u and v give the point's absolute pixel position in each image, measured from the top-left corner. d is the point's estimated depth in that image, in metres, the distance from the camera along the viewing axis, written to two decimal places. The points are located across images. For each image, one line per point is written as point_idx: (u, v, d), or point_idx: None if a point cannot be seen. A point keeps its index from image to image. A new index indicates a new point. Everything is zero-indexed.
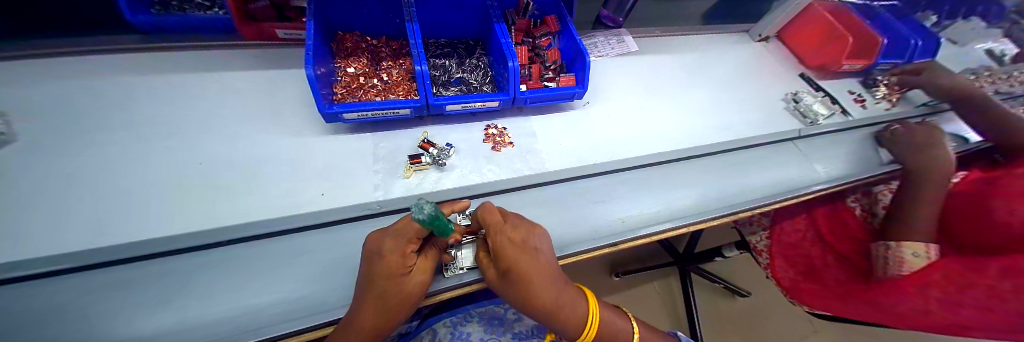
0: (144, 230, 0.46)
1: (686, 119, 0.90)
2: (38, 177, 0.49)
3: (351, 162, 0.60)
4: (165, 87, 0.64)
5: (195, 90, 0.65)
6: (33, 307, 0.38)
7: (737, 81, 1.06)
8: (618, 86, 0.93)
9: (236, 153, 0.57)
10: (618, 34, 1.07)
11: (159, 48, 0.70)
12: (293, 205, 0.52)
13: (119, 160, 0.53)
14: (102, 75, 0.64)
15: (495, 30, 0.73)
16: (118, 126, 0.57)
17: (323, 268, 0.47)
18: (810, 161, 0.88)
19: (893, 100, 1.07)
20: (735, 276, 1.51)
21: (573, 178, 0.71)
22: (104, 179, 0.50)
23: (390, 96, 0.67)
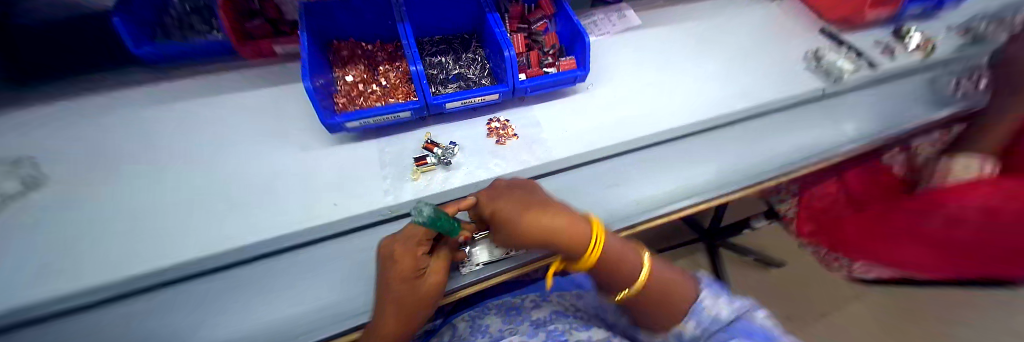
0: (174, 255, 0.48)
1: (698, 90, 0.86)
2: (75, 214, 0.52)
3: (359, 170, 0.61)
4: (178, 116, 0.67)
5: (205, 116, 0.67)
6: (84, 334, 0.41)
7: (750, 43, 1.00)
8: (622, 64, 0.89)
9: (249, 172, 0.59)
10: (618, 10, 1.03)
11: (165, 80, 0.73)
12: (307, 218, 0.54)
13: (146, 190, 0.56)
14: (121, 112, 0.67)
15: (488, 21, 0.71)
16: (140, 158, 0.60)
17: (343, 276, 0.48)
18: (837, 122, 0.82)
19: (930, 48, 0.96)
20: (767, 247, 1.46)
21: (584, 165, 0.69)
22: (135, 210, 0.53)
23: (390, 100, 0.67)
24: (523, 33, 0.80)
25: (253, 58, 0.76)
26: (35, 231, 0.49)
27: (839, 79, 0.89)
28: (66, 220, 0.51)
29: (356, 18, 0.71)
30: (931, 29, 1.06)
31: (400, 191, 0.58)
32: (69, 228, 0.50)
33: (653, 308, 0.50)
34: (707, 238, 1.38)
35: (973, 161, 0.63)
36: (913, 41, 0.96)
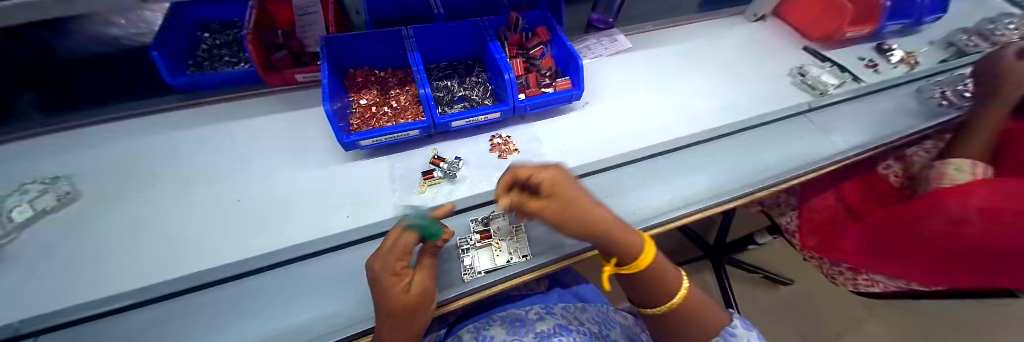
0: (198, 265, 0.52)
1: (689, 105, 0.91)
2: (108, 229, 0.56)
3: (371, 185, 0.65)
4: (204, 138, 0.72)
5: (229, 137, 0.73)
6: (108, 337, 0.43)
7: (737, 62, 1.06)
8: (615, 84, 0.95)
9: (270, 188, 0.63)
10: (611, 34, 1.10)
11: (193, 105, 0.79)
12: (323, 230, 0.57)
13: (174, 205, 0.60)
14: (152, 136, 0.72)
15: (489, 48, 0.78)
16: (168, 177, 0.65)
17: (355, 282, 0.51)
18: (826, 132, 0.86)
19: (913, 62, 1.03)
20: (775, 263, 1.44)
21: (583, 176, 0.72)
22: (163, 224, 0.57)
23: (400, 121, 0.72)
24: (522, 58, 0.86)
25: (277, 86, 0.82)
26: (71, 244, 0.53)
27: (824, 93, 0.93)
28: (99, 234, 0.55)
29: (370, 49, 0.78)
30: (910, 45, 1.12)
31: (409, 203, 0.62)
32: (102, 241, 0.54)
33: (678, 326, 0.51)
34: (714, 254, 1.38)
35: (964, 164, 0.65)
36: (896, 56, 1.03)
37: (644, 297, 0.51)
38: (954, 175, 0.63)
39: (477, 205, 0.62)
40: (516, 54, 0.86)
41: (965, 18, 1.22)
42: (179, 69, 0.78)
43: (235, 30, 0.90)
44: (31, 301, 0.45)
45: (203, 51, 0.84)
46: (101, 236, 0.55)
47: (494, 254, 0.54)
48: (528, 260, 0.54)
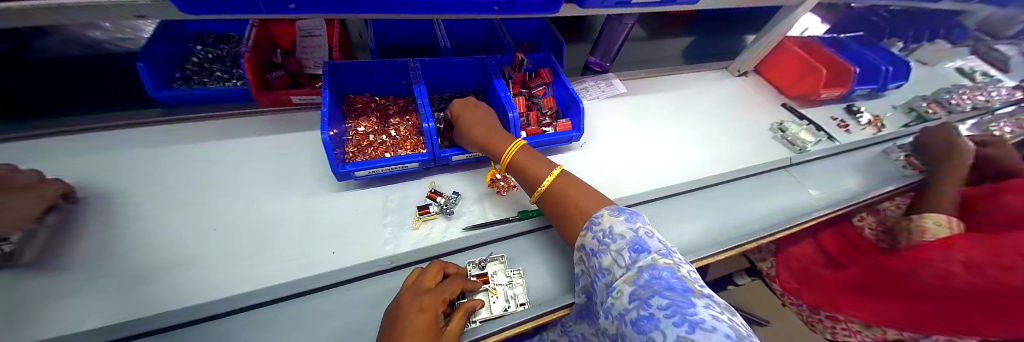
0: (160, 306, 0.45)
1: (682, 153, 0.94)
2: (46, 257, 0.48)
3: (362, 219, 0.61)
4: (180, 156, 0.67)
5: (211, 157, 0.68)
6: None
7: (723, 114, 1.13)
8: (613, 127, 0.98)
9: (251, 216, 0.58)
10: (607, 78, 1.15)
11: (168, 120, 0.73)
12: (305, 267, 0.52)
13: (135, 233, 0.53)
14: (118, 150, 0.66)
15: (495, 85, 0.78)
16: (133, 199, 0.58)
17: (340, 333, 0.45)
18: (805, 187, 0.90)
19: (878, 125, 1.13)
20: (755, 306, 1.37)
21: None
22: (119, 253, 0.50)
23: (399, 151, 0.70)
24: (524, 96, 0.87)
25: (266, 106, 0.79)
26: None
27: (802, 150, 1.00)
28: (34, 264, 0.47)
29: (373, 76, 0.77)
30: (876, 109, 1.23)
31: (401, 241, 0.59)
32: (37, 270, 0.46)
33: (552, 213, 0.54)
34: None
35: (943, 221, 0.68)
36: (864, 118, 1.14)
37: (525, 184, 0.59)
38: (935, 230, 0.68)
39: (472, 246, 0.58)
40: (520, 91, 0.88)
41: (920, 86, 1.35)
42: (166, 82, 0.75)
43: (230, 46, 0.90)
44: None
45: (189, 67, 0.81)
46: (32, 264, 0.47)
47: (490, 301, 0.51)
48: (527, 308, 0.51)
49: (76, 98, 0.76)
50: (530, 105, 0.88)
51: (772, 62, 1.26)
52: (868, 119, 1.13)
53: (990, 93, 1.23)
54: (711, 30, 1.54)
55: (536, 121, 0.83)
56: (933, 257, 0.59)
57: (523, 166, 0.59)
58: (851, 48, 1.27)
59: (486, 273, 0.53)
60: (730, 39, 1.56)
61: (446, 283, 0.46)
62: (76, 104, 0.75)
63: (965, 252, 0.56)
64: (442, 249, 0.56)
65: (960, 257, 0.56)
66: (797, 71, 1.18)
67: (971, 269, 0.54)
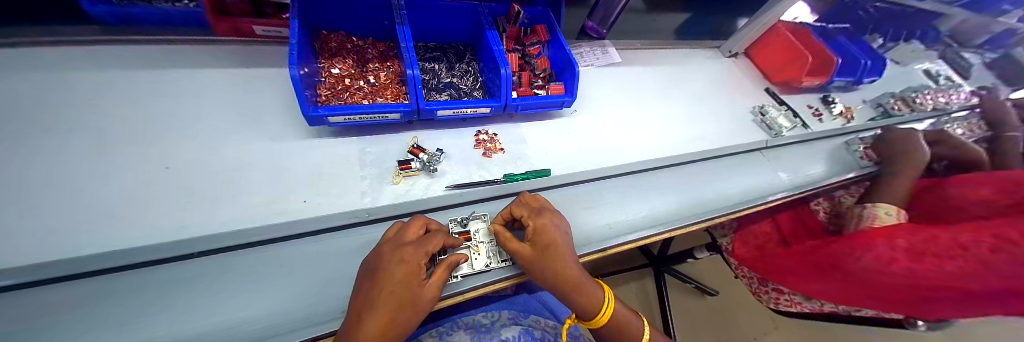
0: (95, 247, 0.41)
1: (668, 128, 0.95)
2: None
3: (335, 170, 0.57)
4: (120, 83, 0.59)
5: (159, 88, 0.60)
6: None
7: (712, 93, 1.14)
8: (605, 96, 0.96)
9: (209, 156, 0.53)
10: (602, 45, 1.12)
11: (113, 42, 0.64)
12: (275, 214, 0.49)
13: (62, 165, 0.46)
14: (37, 65, 0.56)
15: (487, 37, 0.73)
16: (54, 126, 0.50)
17: (311, 283, 0.44)
18: (775, 169, 0.94)
19: (848, 117, 1.18)
20: (704, 276, 1.52)
21: (561, 186, 0.68)
22: (39, 186, 0.44)
23: (379, 100, 0.65)
24: (517, 53, 0.85)
25: (225, 36, 0.72)
26: None
27: (778, 134, 1.03)
28: None
29: (346, 9, 0.69)
30: (849, 101, 1.29)
31: (380, 195, 0.56)
32: None
33: None
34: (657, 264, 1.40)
35: (890, 209, 0.74)
36: (836, 109, 1.18)
37: (604, 336, 0.52)
38: (883, 217, 0.73)
39: (452, 204, 0.58)
40: (513, 48, 0.85)
41: (891, 85, 1.42)
42: None
43: None
44: None
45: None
46: None
47: (473, 257, 0.51)
48: (507, 266, 0.51)
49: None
50: (522, 64, 0.84)
51: (765, 44, 1.24)
52: (839, 110, 1.18)
53: (948, 97, 1.30)
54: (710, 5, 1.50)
55: (528, 82, 0.80)
56: (876, 242, 0.62)
57: (619, 325, 0.51)
58: (837, 39, 1.29)
59: (468, 231, 0.53)
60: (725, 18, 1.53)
61: (426, 237, 0.44)
62: None
63: (906, 239, 0.60)
64: (423, 204, 0.55)
65: (902, 243, 0.59)
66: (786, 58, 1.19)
67: (913, 255, 0.58)
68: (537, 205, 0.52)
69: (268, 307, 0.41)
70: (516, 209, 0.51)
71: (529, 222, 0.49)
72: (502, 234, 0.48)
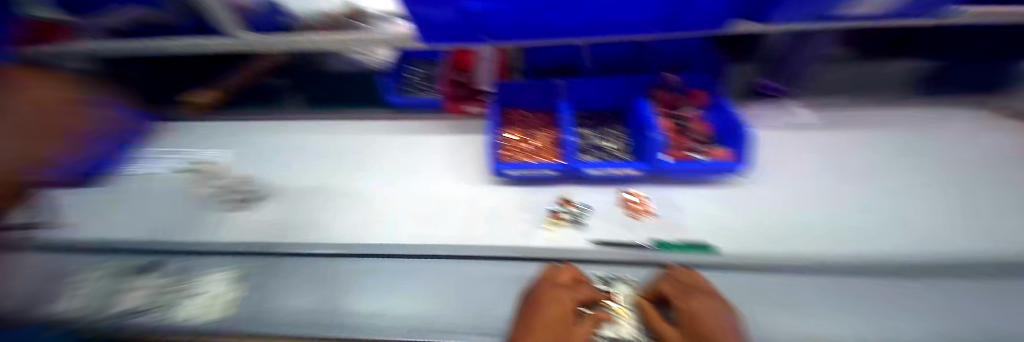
0: (388, 251, 0.64)
1: (844, 191, 0.73)
2: (365, 197, 0.77)
3: (506, 213, 0.72)
4: (330, 126, 0.99)
5: (339, 131, 0.97)
6: (305, 271, 0.62)
7: (899, 130, 0.88)
8: (784, 160, 0.81)
9: (437, 193, 0.77)
10: (788, 106, 0.96)
11: (335, 109, 1.06)
12: (423, 252, 0.63)
13: (389, 199, 0.76)
14: (310, 120, 1.02)
15: (640, 104, 0.78)
16: (386, 169, 0.84)
17: (412, 293, 0.56)
18: (909, 225, 0.64)
19: None
20: None
21: (685, 263, 0.57)
22: (385, 211, 0.74)
23: (538, 157, 0.77)
24: (672, 120, 0.81)
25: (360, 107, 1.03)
26: (336, 206, 0.76)
27: None
28: (346, 202, 0.77)
29: (531, 93, 0.88)
30: None
31: (534, 236, 0.67)
32: (350, 205, 0.76)
33: None
34: None
35: None
36: None
37: None
38: None
39: (600, 259, 0.58)
40: (668, 115, 0.82)
41: None
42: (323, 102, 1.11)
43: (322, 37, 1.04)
44: (302, 232, 0.71)
45: (412, 78, 1.05)
46: (343, 201, 0.77)
47: (615, 320, 0.51)
48: None
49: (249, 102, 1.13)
50: (619, 133, 0.86)
51: None
52: None
53: None
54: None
55: (597, 150, 0.81)
56: None
57: None
58: None
59: (609, 290, 0.54)
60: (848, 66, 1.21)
61: (578, 285, 0.52)
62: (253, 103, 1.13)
63: None
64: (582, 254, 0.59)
65: None
66: None
67: None
68: (697, 287, 0.50)
69: (391, 299, 0.56)
70: (663, 288, 0.52)
71: (677, 301, 0.48)
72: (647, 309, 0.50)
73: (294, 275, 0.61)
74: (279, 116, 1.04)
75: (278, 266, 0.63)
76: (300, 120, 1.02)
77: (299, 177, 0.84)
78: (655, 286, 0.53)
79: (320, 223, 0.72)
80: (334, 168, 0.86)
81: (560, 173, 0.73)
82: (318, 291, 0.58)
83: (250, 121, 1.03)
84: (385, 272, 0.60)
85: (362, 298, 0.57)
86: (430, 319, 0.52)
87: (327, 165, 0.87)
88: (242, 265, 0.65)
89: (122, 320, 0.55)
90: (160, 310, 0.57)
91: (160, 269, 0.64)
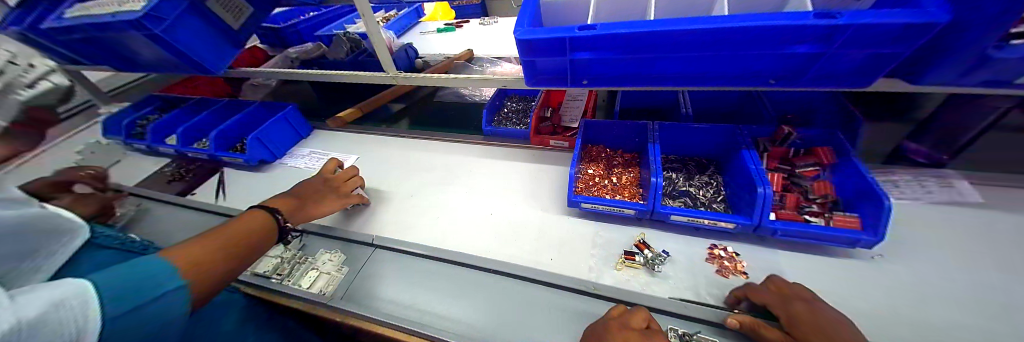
0: (465, 261, 0.71)
1: None
2: (454, 208, 0.88)
3: (577, 244, 0.74)
4: (427, 143, 1.16)
5: (435, 148, 1.13)
6: (393, 267, 0.73)
7: None
8: (927, 240, 0.66)
9: (514, 214, 0.84)
10: (942, 177, 0.78)
11: (434, 132, 1.25)
12: (500, 267, 0.69)
13: (473, 214, 0.86)
14: (412, 138, 1.21)
15: (743, 155, 0.72)
16: (471, 186, 0.95)
17: (481, 304, 0.64)
18: None
19: None
20: None
21: None
22: (468, 225, 0.83)
23: (617, 196, 0.79)
24: (781, 173, 0.77)
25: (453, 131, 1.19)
26: (426, 213, 0.88)
27: None
28: (433, 211, 0.88)
29: (617, 133, 0.92)
30: None
31: (604, 274, 0.67)
32: (438, 214, 0.87)
33: None
34: None
35: None
36: None
37: None
38: None
39: (675, 311, 0.57)
40: (777, 167, 0.78)
41: None
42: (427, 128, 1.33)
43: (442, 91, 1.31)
44: (397, 231, 0.84)
45: (503, 112, 1.25)
46: (426, 210, 0.89)
47: None
48: None
49: (375, 123, 1.43)
50: (713, 178, 0.84)
51: None
52: None
53: None
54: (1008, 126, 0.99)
55: (694, 196, 0.79)
56: None
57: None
58: None
59: None
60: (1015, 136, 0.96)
61: (651, 332, 0.48)
62: (378, 123, 1.42)
63: None
64: (655, 304, 0.58)
65: None
66: None
67: None
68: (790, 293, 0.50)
69: (462, 306, 0.64)
70: (759, 298, 0.52)
71: (779, 311, 0.48)
72: (748, 320, 0.49)
73: (384, 268, 0.74)
74: (391, 132, 1.26)
75: (373, 258, 0.76)
76: (406, 136, 1.22)
77: (400, 183, 1.00)
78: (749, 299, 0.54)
79: (412, 226, 0.85)
80: (429, 179, 0.99)
81: (639, 214, 0.72)
82: (402, 285, 0.70)
83: (370, 133, 1.27)
84: (456, 280, 0.69)
85: (438, 301, 0.66)
86: (488, 333, 0.59)
87: (418, 176, 1.01)
88: (344, 252, 0.78)
89: (263, 282, 0.72)
90: (287, 278, 0.72)
91: (287, 245, 0.81)
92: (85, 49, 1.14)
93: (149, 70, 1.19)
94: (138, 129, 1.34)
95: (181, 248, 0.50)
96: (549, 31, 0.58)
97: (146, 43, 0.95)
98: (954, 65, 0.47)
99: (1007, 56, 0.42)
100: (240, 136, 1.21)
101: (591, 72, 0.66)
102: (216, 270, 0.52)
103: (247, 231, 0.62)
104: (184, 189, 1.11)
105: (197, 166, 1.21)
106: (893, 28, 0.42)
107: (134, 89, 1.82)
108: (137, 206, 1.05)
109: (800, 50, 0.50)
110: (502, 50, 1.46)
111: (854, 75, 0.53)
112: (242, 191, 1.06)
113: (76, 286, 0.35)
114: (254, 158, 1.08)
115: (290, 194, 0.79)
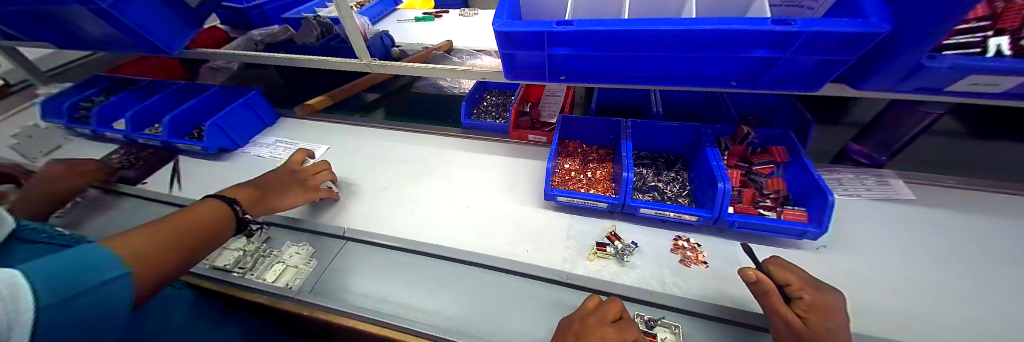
0: (439, 252, 0.71)
1: (945, 280, 0.63)
2: (430, 201, 0.87)
3: (552, 236, 0.75)
4: (405, 135, 1.13)
5: (413, 140, 1.11)
6: (365, 260, 0.72)
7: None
8: (864, 232, 0.73)
9: (489, 207, 0.84)
10: (880, 175, 0.87)
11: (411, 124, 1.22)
12: (475, 257, 0.69)
13: (448, 206, 0.85)
14: (389, 129, 1.17)
15: (707, 152, 0.76)
16: (446, 179, 0.94)
17: (456, 296, 0.64)
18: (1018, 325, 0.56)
19: None
20: None
21: (731, 324, 0.56)
22: (443, 217, 0.82)
23: (591, 190, 0.82)
24: (740, 169, 0.82)
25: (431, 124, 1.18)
26: (400, 206, 0.87)
27: None
28: (408, 203, 0.87)
29: (592, 129, 0.94)
30: None
31: (576, 264, 0.69)
32: (412, 206, 0.86)
33: None
34: None
35: None
36: None
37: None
38: None
39: (642, 299, 0.59)
40: (736, 164, 0.83)
41: None
42: (404, 119, 1.30)
43: None
44: (370, 224, 0.82)
45: (483, 106, 1.24)
46: (400, 203, 0.88)
47: None
48: None
49: (349, 113, 1.37)
50: (681, 174, 0.88)
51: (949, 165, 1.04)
52: None
53: None
54: (935, 132, 1.11)
55: (663, 192, 0.82)
56: None
57: None
58: None
59: (653, 333, 0.54)
60: (941, 140, 1.08)
61: (622, 325, 0.50)
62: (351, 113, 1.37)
63: None
64: (624, 291, 0.61)
65: None
66: (987, 175, 0.95)
67: None
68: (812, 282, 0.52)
69: (436, 299, 0.63)
70: (781, 276, 0.53)
71: (800, 294, 0.50)
72: (768, 286, 0.51)
73: (355, 260, 0.72)
74: (366, 122, 1.21)
75: (345, 251, 0.74)
76: (383, 127, 1.18)
77: (374, 175, 0.97)
78: (769, 272, 0.54)
79: (386, 218, 0.83)
80: (403, 171, 0.97)
81: (611, 207, 0.75)
82: (376, 278, 0.68)
83: (343, 123, 1.22)
84: (430, 273, 0.68)
85: (412, 294, 0.65)
86: (464, 324, 0.59)
87: (394, 168, 0.99)
88: (312, 245, 0.76)
89: (224, 276, 0.69)
90: (250, 272, 0.69)
91: (250, 238, 0.77)
92: (16, 22, 1.01)
93: (96, 49, 1.08)
94: (81, 112, 1.21)
95: (129, 238, 0.47)
96: (528, 24, 0.57)
97: (92, 19, 0.86)
98: (892, 73, 0.52)
99: (937, 65, 0.47)
100: (198, 122, 1.12)
101: (569, 67, 0.67)
102: (163, 263, 0.49)
103: (203, 223, 0.58)
104: (135, 177, 1.02)
105: (149, 153, 1.11)
106: (842, 37, 0.46)
107: (77, 68, 1.64)
108: (81, 196, 0.96)
109: (760, 53, 0.53)
110: (482, 41, 1.45)
111: (810, 79, 0.57)
112: (202, 181, 1.00)
113: (4, 276, 0.31)
114: (213, 146, 1.01)
115: (252, 185, 0.75)
